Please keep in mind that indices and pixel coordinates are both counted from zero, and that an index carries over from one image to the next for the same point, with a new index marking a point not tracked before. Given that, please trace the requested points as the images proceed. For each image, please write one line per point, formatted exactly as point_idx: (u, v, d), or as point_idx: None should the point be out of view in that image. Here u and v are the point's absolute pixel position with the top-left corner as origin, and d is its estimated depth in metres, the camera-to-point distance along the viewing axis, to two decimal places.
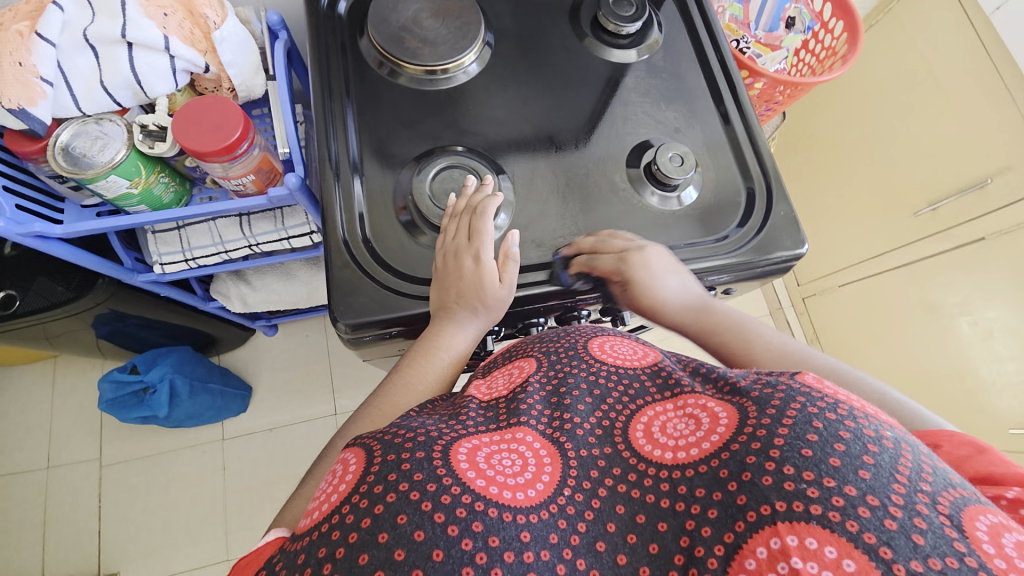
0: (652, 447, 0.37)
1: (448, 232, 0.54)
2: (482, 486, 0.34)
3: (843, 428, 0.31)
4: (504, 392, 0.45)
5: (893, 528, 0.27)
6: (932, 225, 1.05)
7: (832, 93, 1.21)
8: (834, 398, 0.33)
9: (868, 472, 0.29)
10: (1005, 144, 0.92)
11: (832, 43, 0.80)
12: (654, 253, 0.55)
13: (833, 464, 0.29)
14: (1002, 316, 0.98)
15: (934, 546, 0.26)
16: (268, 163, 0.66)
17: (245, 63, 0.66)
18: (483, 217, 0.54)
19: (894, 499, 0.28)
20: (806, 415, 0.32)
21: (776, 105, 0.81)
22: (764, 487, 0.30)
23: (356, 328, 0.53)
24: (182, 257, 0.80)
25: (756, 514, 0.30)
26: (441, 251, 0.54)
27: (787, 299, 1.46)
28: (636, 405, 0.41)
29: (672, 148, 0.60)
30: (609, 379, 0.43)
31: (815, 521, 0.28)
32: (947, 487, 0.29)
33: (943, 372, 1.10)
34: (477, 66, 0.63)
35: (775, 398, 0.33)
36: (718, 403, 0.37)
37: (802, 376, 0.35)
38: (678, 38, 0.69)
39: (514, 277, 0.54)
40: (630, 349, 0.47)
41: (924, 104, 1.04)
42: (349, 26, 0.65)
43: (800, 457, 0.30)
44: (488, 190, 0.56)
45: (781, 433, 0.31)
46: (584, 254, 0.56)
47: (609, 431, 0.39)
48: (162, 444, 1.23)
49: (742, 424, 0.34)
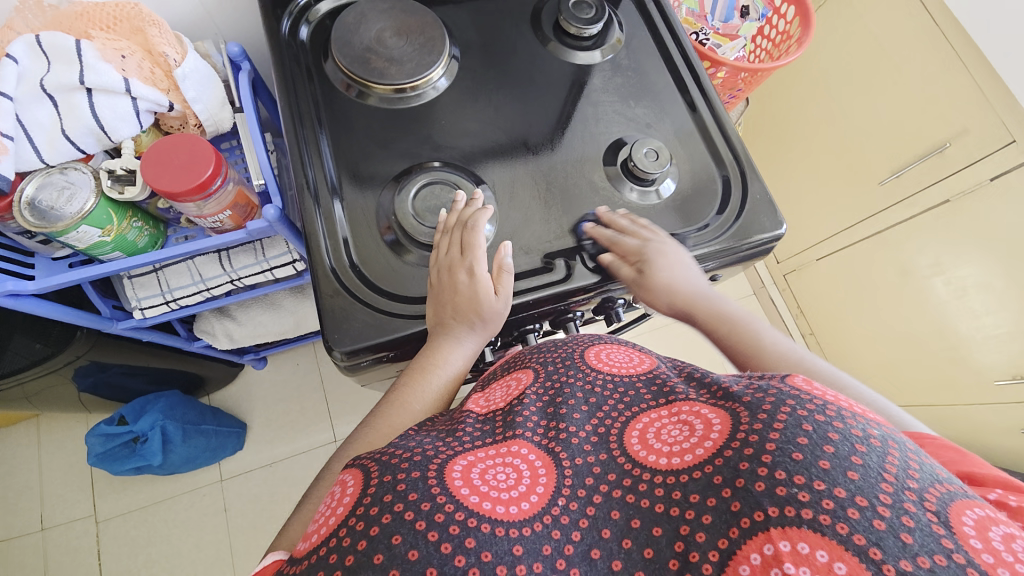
0: (647, 452, 0.38)
1: (441, 248, 0.55)
2: (475, 503, 0.34)
3: (832, 430, 0.32)
4: (501, 405, 0.46)
5: (882, 528, 0.27)
6: (898, 192, 1.09)
7: (789, 74, 1.24)
8: (822, 400, 0.34)
9: (857, 473, 0.30)
10: (958, 109, 0.95)
11: (786, 27, 0.82)
12: (672, 242, 0.58)
13: (823, 467, 0.30)
14: (975, 273, 1.02)
15: (922, 544, 0.26)
16: (244, 198, 0.66)
17: (209, 97, 0.65)
18: (475, 231, 0.54)
19: (882, 499, 0.28)
20: (796, 418, 0.33)
21: (739, 91, 0.83)
22: (756, 493, 0.31)
23: (352, 354, 0.52)
24: (162, 300, 0.78)
25: (749, 520, 0.30)
26: (436, 267, 0.54)
27: (769, 277, 1.50)
28: (630, 412, 0.42)
29: (646, 143, 0.61)
30: (606, 387, 0.44)
31: (807, 525, 0.28)
32: (935, 483, 0.29)
33: (926, 332, 1.14)
34: (446, 79, 0.64)
35: (766, 403, 0.34)
36: (711, 409, 0.38)
37: (791, 380, 0.36)
38: (638, 35, 0.71)
39: (509, 288, 0.54)
40: (626, 356, 0.49)
41: (876, 75, 1.06)
42: (313, 52, 0.64)
43: (791, 462, 0.31)
44: (478, 204, 0.57)
45: (773, 437, 0.32)
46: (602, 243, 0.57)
47: (604, 436, 0.40)
48: (159, 492, 1.19)
49: (734, 430, 0.34)
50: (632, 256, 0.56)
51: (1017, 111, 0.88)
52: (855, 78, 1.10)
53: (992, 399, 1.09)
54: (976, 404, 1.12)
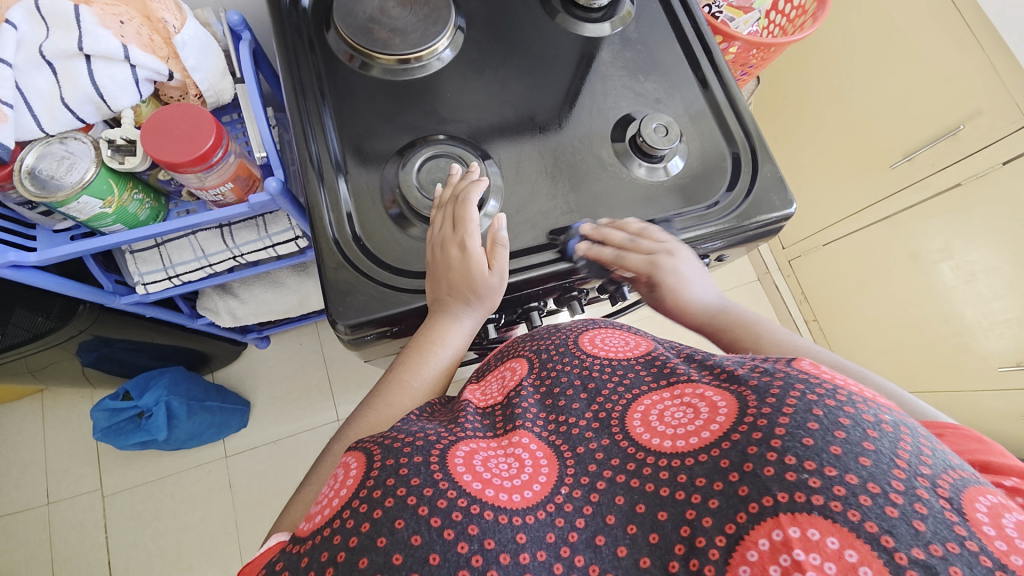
0: (651, 436, 0.37)
1: (435, 223, 0.53)
2: (477, 489, 0.35)
3: (843, 416, 0.32)
4: (499, 398, 0.46)
5: (894, 515, 0.27)
6: (908, 176, 1.07)
7: (799, 54, 1.21)
8: (832, 384, 0.34)
9: (868, 459, 0.29)
10: (974, 90, 0.93)
11: (801, 1, 0.79)
12: (680, 250, 0.56)
13: (834, 453, 0.30)
14: (983, 258, 1.01)
15: (935, 532, 0.26)
16: (246, 170, 0.65)
17: (210, 66, 0.63)
18: (467, 205, 0.52)
19: (894, 486, 0.28)
20: (806, 402, 0.32)
21: (750, 68, 0.81)
22: (765, 478, 0.30)
23: (356, 328, 0.51)
24: (165, 275, 0.78)
25: (758, 505, 0.30)
26: (430, 244, 0.53)
27: (773, 263, 1.49)
28: (631, 395, 0.41)
29: (655, 119, 0.60)
30: (603, 371, 0.44)
31: (817, 512, 0.28)
32: (947, 469, 0.29)
33: (931, 318, 1.13)
34: (451, 51, 0.62)
35: (774, 387, 0.34)
36: (716, 392, 0.37)
37: (798, 363, 0.36)
38: (648, 9, 0.69)
39: (504, 262, 0.53)
40: (621, 340, 0.49)
41: (891, 54, 1.03)
42: (315, 21, 0.62)
43: (802, 447, 0.30)
44: (474, 176, 0.55)
45: (782, 422, 0.32)
46: (612, 248, 0.55)
47: (606, 421, 0.40)
48: (165, 467, 1.21)
49: (741, 414, 0.34)
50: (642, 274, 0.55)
51: None
52: (869, 58, 1.07)
53: (995, 385, 1.09)
54: (979, 390, 1.12)
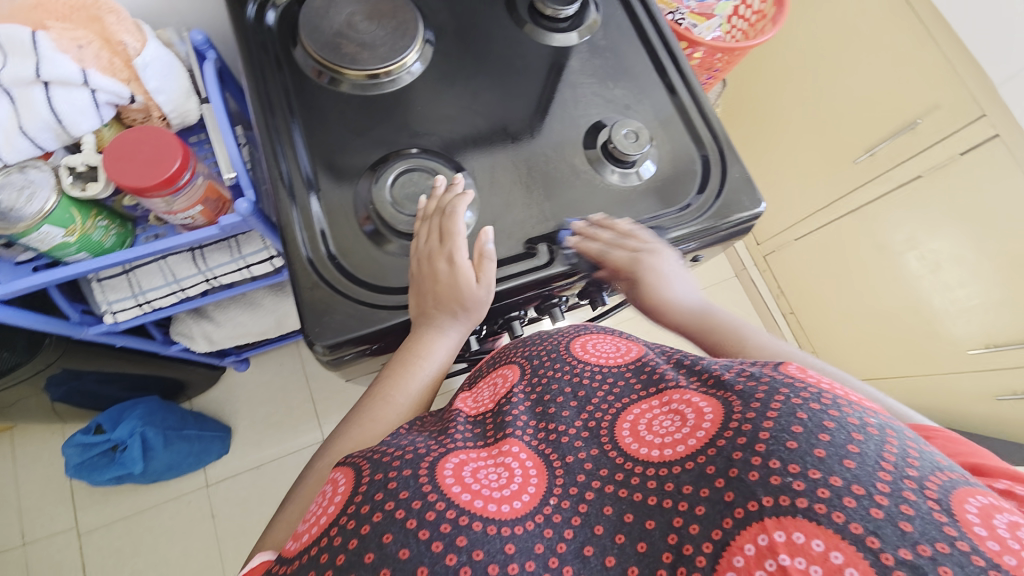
0: (639, 445, 0.38)
1: (420, 236, 0.53)
2: (466, 501, 0.35)
3: (827, 419, 0.32)
4: (490, 405, 0.46)
5: (879, 516, 0.28)
6: (872, 170, 1.11)
7: (763, 56, 1.25)
8: (817, 388, 0.34)
9: (853, 461, 0.30)
10: (927, 85, 0.96)
11: (761, 7, 0.81)
12: (662, 250, 0.57)
13: (818, 456, 0.30)
14: (946, 247, 1.04)
15: (923, 532, 0.27)
16: (215, 192, 0.63)
17: (174, 87, 0.61)
18: (454, 217, 0.52)
19: (879, 488, 0.29)
20: (790, 407, 0.33)
21: (716, 72, 0.83)
22: (751, 483, 0.31)
23: (334, 348, 0.50)
24: (135, 302, 0.75)
25: (744, 510, 0.30)
26: (414, 256, 0.52)
27: (749, 259, 1.52)
28: (620, 404, 0.41)
29: (625, 125, 0.61)
30: (594, 379, 0.44)
31: (802, 514, 0.29)
32: (935, 471, 0.30)
33: (902, 306, 1.16)
34: (421, 64, 0.62)
35: (759, 391, 0.35)
36: (702, 398, 0.38)
37: (785, 368, 0.36)
38: (614, 17, 0.70)
39: (492, 275, 0.52)
40: (613, 346, 0.48)
41: (848, 54, 1.07)
42: (280, 36, 0.61)
43: (786, 450, 0.31)
44: (458, 189, 0.54)
45: (767, 426, 0.32)
46: (596, 245, 0.57)
47: (595, 430, 0.40)
48: (143, 501, 1.16)
49: (727, 419, 0.35)
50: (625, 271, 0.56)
51: (986, 85, 0.89)
52: (827, 58, 1.11)
53: (965, 368, 1.12)
54: (951, 374, 1.15)
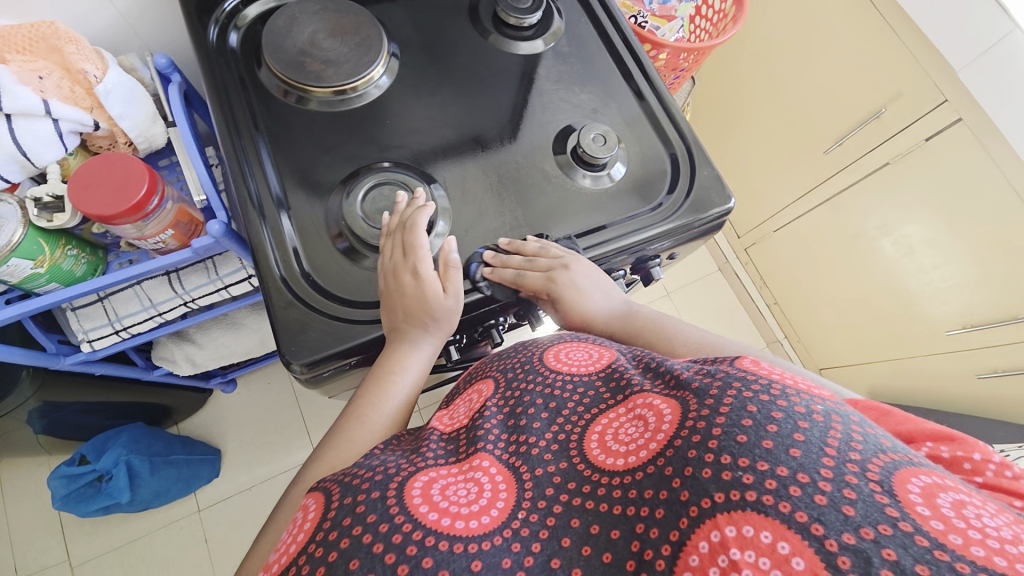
0: (606, 456, 0.38)
1: (384, 253, 0.53)
2: (434, 520, 0.35)
3: (776, 409, 0.33)
4: (464, 421, 0.46)
5: (823, 503, 0.28)
6: (843, 159, 1.13)
7: (731, 53, 1.27)
8: (768, 379, 0.36)
9: (798, 450, 0.31)
10: (889, 75, 0.98)
11: (723, 6, 0.81)
12: (575, 262, 0.56)
13: (766, 447, 0.31)
14: (918, 230, 1.06)
15: (865, 515, 0.27)
16: (186, 215, 0.63)
17: (138, 113, 0.60)
18: (415, 231, 0.52)
19: (823, 474, 0.29)
20: (741, 400, 0.34)
21: (683, 72, 0.84)
22: (704, 480, 0.32)
23: (312, 365, 0.49)
24: (111, 329, 0.74)
25: (697, 508, 0.31)
26: (381, 273, 0.53)
27: (731, 252, 1.54)
28: (590, 414, 0.42)
29: (593, 129, 0.62)
30: (565, 389, 0.45)
31: (751, 508, 0.29)
32: (878, 453, 0.30)
33: (880, 291, 1.18)
34: (387, 78, 0.62)
35: (712, 389, 0.36)
36: (663, 400, 0.39)
37: (739, 363, 0.38)
38: (577, 23, 0.71)
39: (459, 284, 0.53)
40: (586, 354, 0.49)
41: (811, 48, 1.09)
42: (243, 56, 0.61)
43: (736, 445, 0.32)
44: (419, 202, 0.55)
45: (719, 423, 0.33)
46: (512, 270, 0.55)
47: (565, 445, 0.40)
48: (133, 530, 1.13)
49: (684, 419, 0.36)
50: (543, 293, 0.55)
51: (946, 71, 0.90)
52: (792, 52, 1.13)
53: (945, 349, 1.14)
54: (932, 355, 1.17)
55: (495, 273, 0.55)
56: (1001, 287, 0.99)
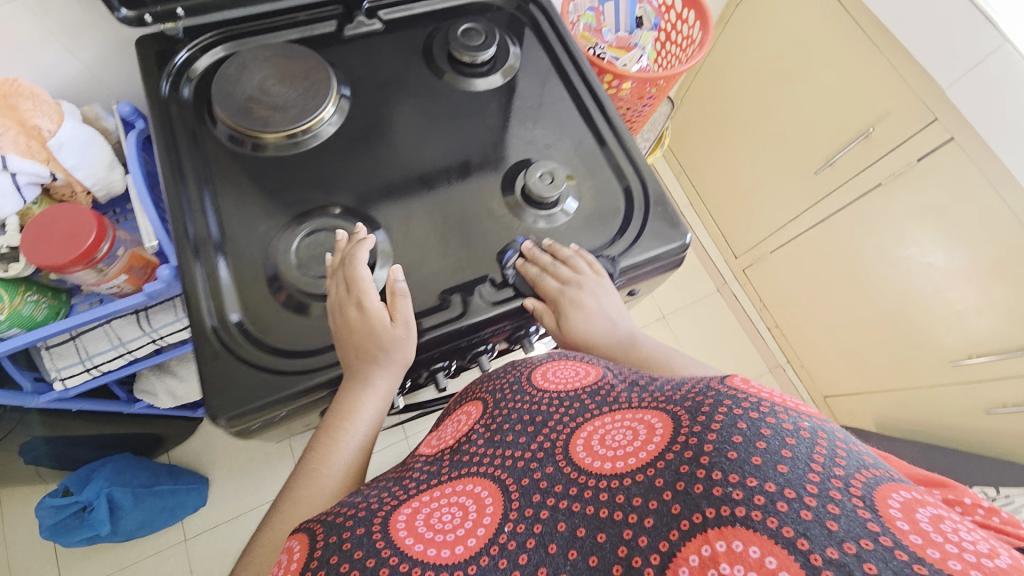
0: (592, 459, 0.38)
1: (330, 292, 0.53)
2: (419, 551, 0.35)
3: (764, 426, 0.32)
4: (449, 443, 0.48)
5: (808, 518, 0.27)
6: (834, 180, 1.08)
7: (720, 72, 1.25)
8: (757, 397, 0.34)
9: (785, 466, 0.30)
10: (877, 93, 0.94)
11: (689, 32, 0.80)
12: (592, 286, 0.57)
13: (755, 464, 0.30)
14: (918, 253, 1.00)
15: (847, 530, 0.26)
16: (141, 259, 0.64)
17: (93, 162, 0.61)
18: (356, 265, 0.52)
19: (809, 489, 0.28)
20: (732, 417, 0.33)
21: (652, 97, 0.81)
22: (695, 495, 0.31)
23: (238, 418, 0.48)
24: (82, 367, 0.76)
25: (689, 522, 0.30)
26: (329, 309, 0.53)
27: (729, 273, 1.48)
28: (576, 423, 0.43)
29: (541, 166, 0.61)
30: (551, 404, 0.45)
31: (740, 523, 0.28)
32: (861, 468, 0.29)
33: (882, 316, 1.12)
34: (337, 119, 0.63)
35: (705, 405, 0.35)
36: (653, 413, 0.38)
37: (730, 381, 0.36)
38: (535, 57, 0.70)
39: (407, 312, 0.53)
40: (573, 371, 0.50)
41: (797, 66, 1.06)
42: (198, 104, 0.62)
43: (727, 461, 0.31)
44: (360, 237, 0.55)
45: (710, 439, 0.32)
46: (535, 270, 0.57)
47: (550, 450, 0.41)
48: (123, 558, 1.13)
49: (676, 433, 0.35)
50: (551, 304, 0.57)
51: (934, 90, 0.86)
52: (778, 71, 1.11)
53: (952, 380, 1.07)
54: (940, 386, 1.09)
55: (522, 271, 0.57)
56: (1007, 314, 0.93)
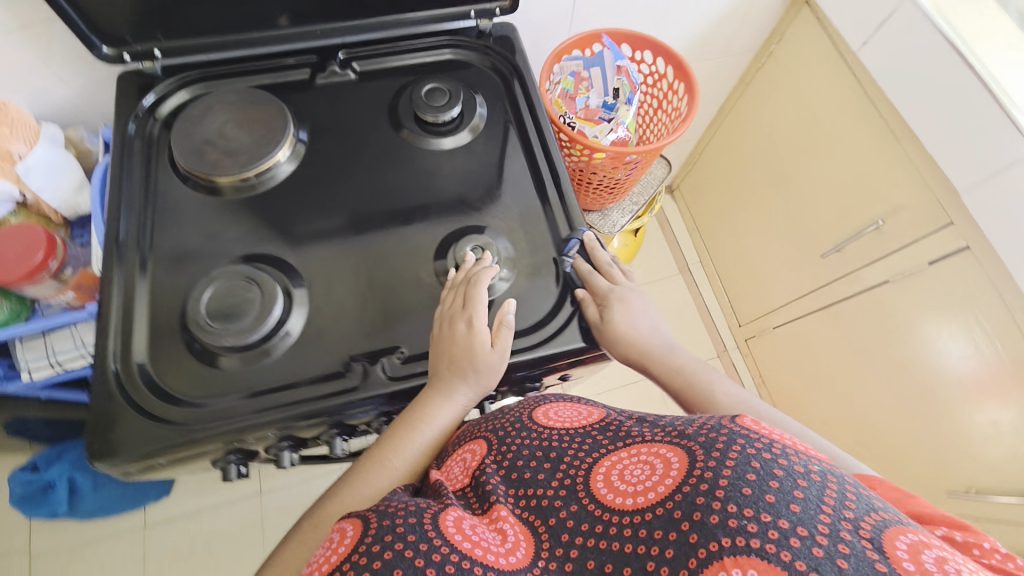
0: (614, 495, 0.41)
1: (446, 302, 0.56)
2: (467, 548, 0.38)
3: (776, 467, 0.36)
4: (465, 481, 0.48)
5: (820, 555, 0.31)
6: (841, 266, 1.01)
7: (738, 131, 1.18)
8: (769, 438, 0.38)
9: (797, 505, 0.34)
10: (892, 184, 0.87)
11: (677, 104, 0.78)
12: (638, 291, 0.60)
13: (769, 500, 0.34)
14: (922, 364, 0.90)
15: (856, 568, 0.30)
16: (93, 277, 0.68)
17: (61, 183, 0.65)
18: (478, 286, 0.55)
19: (820, 529, 0.32)
20: (746, 456, 0.37)
21: (634, 164, 0.76)
22: (712, 525, 0.34)
23: (113, 462, 0.50)
24: (47, 363, 0.80)
25: (705, 550, 0.34)
26: (438, 317, 0.56)
27: (731, 341, 1.37)
28: (592, 458, 0.44)
29: (473, 241, 0.60)
30: (562, 440, 0.47)
31: (756, 554, 0.32)
32: (869, 512, 0.34)
33: (879, 422, 1.01)
34: (292, 162, 0.64)
35: (719, 442, 0.38)
36: (670, 448, 0.41)
37: (741, 420, 0.40)
38: (499, 120, 0.69)
39: (506, 343, 0.55)
40: (574, 411, 0.51)
41: (815, 143, 0.99)
42: (161, 142, 0.65)
43: (741, 496, 0.35)
44: (485, 264, 0.58)
45: (725, 474, 0.36)
46: (586, 266, 0.60)
47: (572, 487, 0.43)
48: (87, 533, 1.17)
49: (691, 467, 0.38)
50: (599, 297, 0.59)
51: (950, 190, 0.78)
52: (795, 142, 1.04)
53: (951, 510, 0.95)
54: None
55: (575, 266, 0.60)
56: (1014, 452, 0.81)
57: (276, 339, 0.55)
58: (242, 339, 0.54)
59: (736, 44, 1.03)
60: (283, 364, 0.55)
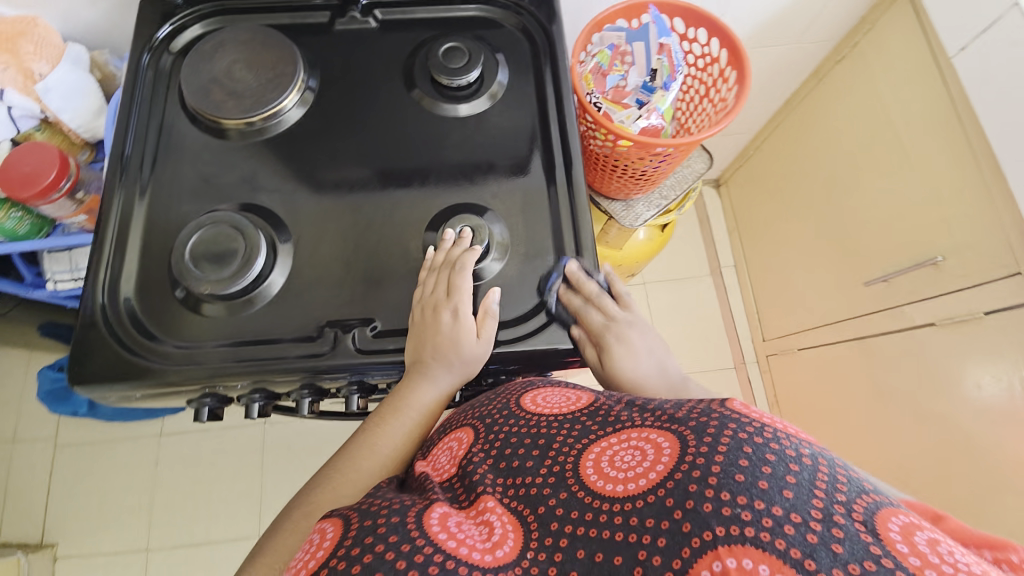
0: (603, 481, 0.37)
1: (426, 285, 0.54)
2: (452, 547, 0.35)
3: (769, 451, 0.33)
4: (452, 470, 0.44)
5: (814, 541, 0.29)
6: (886, 298, 0.90)
7: (801, 130, 1.06)
8: (760, 422, 0.36)
9: (791, 491, 0.31)
10: (963, 216, 0.76)
11: (725, 94, 0.70)
12: (636, 325, 0.57)
13: (762, 487, 0.32)
14: (952, 419, 0.81)
15: (852, 552, 0.28)
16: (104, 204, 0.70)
17: (80, 106, 0.66)
18: (461, 273, 0.53)
19: (814, 514, 0.30)
20: (738, 441, 0.34)
21: (665, 158, 0.69)
22: (705, 514, 0.32)
23: (94, 389, 0.53)
24: None
25: (699, 540, 0.31)
26: (419, 303, 0.54)
27: (752, 354, 1.29)
28: (581, 445, 0.40)
29: (464, 221, 0.57)
30: (552, 426, 0.42)
31: (750, 543, 0.30)
32: (862, 494, 0.31)
33: (891, 470, 0.93)
34: (298, 111, 0.62)
35: (710, 427, 0.36)
36: (660, 433, 0.38)
37: (731, 404, 0.37)
38: (521, 90, 0.64)
39: (492, 332, 0.54)
40: (562, 397, 0.46)
41: (885, 155, 0.88)
42: (172, 76, 0.64)
43: (734, 483, 0.32)
44: (466, 244, 0.55)
45: (718, 460, 0.34)
46: (580, 298, 0.56)
47: (561, 474, 0.39)
48: (109, 432, 1.27)
49: (683, 452, 0.35)
50: (595, 337, 0.55)
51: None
52: (863, 150, 0.92)
53: None
54: None
55: (568, 298, 0.56)
56: None
57: (258, 292, 0.55)
58: (221, 288, 0.53)
59: (813, 32, 0.90)
60: (259, 320, 0.55)
